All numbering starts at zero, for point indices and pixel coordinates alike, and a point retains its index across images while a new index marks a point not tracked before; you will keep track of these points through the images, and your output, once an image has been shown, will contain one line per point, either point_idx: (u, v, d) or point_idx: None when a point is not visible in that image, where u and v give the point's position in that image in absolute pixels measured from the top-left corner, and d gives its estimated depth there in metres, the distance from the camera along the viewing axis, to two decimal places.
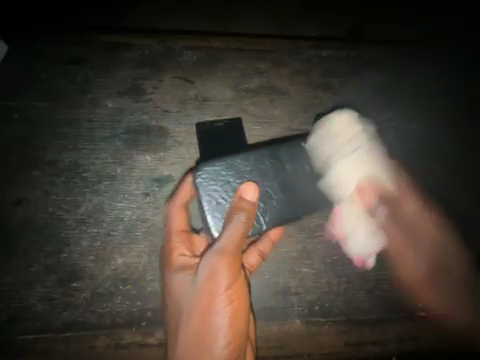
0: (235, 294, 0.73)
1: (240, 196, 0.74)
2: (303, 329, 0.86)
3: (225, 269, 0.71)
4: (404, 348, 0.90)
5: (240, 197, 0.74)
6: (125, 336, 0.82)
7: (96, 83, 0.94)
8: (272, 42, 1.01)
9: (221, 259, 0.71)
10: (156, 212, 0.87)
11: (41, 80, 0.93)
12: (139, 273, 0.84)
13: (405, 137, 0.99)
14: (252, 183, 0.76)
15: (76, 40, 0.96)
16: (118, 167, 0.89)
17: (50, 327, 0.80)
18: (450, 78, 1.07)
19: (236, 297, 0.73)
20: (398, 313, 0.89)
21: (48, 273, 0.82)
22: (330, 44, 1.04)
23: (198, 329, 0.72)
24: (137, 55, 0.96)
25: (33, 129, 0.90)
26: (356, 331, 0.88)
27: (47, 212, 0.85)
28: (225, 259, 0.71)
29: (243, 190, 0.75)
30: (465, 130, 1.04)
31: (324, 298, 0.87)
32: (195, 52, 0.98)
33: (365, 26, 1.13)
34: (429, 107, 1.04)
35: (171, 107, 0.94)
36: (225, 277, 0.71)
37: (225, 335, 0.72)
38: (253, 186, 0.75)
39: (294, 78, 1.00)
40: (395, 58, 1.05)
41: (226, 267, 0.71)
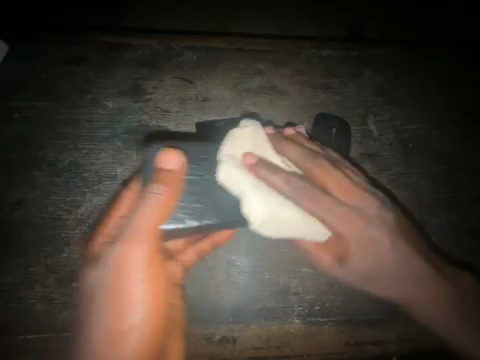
0: (150, 270, 0.70)
1: (157, 170, 0.67)
2: (303, 330, 0.86)
3: (139, 250, 0.67)
4: (405, 348, 0.89)
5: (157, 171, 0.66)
6: None
7: (96, 83, 0.94)
8: (272, 42, 1.02)
9: (137, 241, 0.67)
10: None
11: (41, 80, 0.93)
12: None
13: (405, 138, 1.00)
14: (169, 152, 0.67)
15: (76, 40, 0.96)
16: (118, 167, 0.89)
17: (50, 327, 0.80)
18: (450, 77, 1.07)
19: (148, 271, 0.70)
20: (399, 313, 0.89)
21: (48, 273, 0.82)
22: (330, 44, 1.04)
23: (111, 313, 0.69)
24: (137, 55, 0.96)
25: (33, 129, 0.90)
26: (356, 331, 0.88)
27: (47, 211, 0.85)
28: (143, 240, 0.66)
29: (160, 163, 0.67)
30: (464, 130, 1.04)
31: (324, 298, 0.87)
32: (195, 52, 0.98)
33: (365, 26, 1.13)
34: (429, 107, 1.04)
35: (171, 107, 0.94)
36: (141, 251, 0.67)
37: (142, 318, 0.70)
38: (170, 157, 0.67)
39: (294, 78, 1.00)
40: (394, 58, 1.05)
41: (144, 247, 0.67)
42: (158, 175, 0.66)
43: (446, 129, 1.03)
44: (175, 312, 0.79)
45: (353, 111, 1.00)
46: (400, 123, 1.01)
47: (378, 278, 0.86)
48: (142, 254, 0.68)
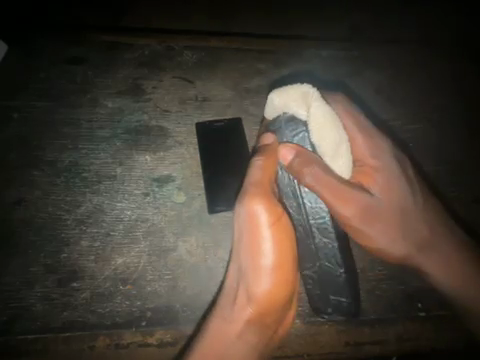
0: (277, 238, 0.65)
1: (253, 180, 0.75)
2: (303, 330, 0.85)
3: (261, 213, 0.63)
4: (405, 348, 0.86)
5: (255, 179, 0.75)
6: (125, 336, 0.78)
7: (96, 83, 0.94)
8: (272, 42, 1.02)
9: (248, 202, 0.63)
10: (156, 212, 0.86)
11: (41, 80, 0.93)
12: (139, 273, 0.83)
13: (406, 137, 0.99)
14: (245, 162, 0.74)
15: (77, 41, 0.97)
16: (118, 167, 0.88)
17: (49, 327, 0.78)
18: (450, 78, 1.08)
19: (278, 241, 0.65)
20: (398, 313, 0.88)
21: (48, 273, 0.81)
22: (330, 44, 1.05)
23: (247, 277, 0.68)
24: (137, 55, 0.97)
25: (34, 129, 0.90)
26: (356, 331, 0.86)
27: (46, 211, 0.85)
28: (259, 200, 0.63)
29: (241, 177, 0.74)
30: (466, 128, 1.04)
31: None
32: (195, 53, 0.99)
33: (365, 26, 1.14)
34: (430, 106, 1.04)
35: (171, 107, 0.94)
36: (261, 214, 0.63)
37: (249, 284, 0.68)
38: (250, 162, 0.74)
39: (294, 77, 1.00)
40: (393, 57, 1.06)
41: (264, 212, 0.63)
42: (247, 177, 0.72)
43: (446, 127, 1.03)
44: (265, 305, 0.69)
45: None
46: (400, 123, 1.00)
47: (421, 244, 0.87)
48: (262, 215, 0.63)
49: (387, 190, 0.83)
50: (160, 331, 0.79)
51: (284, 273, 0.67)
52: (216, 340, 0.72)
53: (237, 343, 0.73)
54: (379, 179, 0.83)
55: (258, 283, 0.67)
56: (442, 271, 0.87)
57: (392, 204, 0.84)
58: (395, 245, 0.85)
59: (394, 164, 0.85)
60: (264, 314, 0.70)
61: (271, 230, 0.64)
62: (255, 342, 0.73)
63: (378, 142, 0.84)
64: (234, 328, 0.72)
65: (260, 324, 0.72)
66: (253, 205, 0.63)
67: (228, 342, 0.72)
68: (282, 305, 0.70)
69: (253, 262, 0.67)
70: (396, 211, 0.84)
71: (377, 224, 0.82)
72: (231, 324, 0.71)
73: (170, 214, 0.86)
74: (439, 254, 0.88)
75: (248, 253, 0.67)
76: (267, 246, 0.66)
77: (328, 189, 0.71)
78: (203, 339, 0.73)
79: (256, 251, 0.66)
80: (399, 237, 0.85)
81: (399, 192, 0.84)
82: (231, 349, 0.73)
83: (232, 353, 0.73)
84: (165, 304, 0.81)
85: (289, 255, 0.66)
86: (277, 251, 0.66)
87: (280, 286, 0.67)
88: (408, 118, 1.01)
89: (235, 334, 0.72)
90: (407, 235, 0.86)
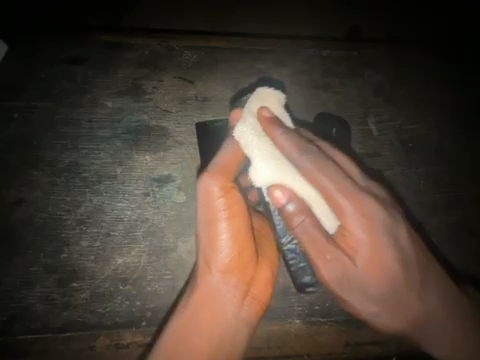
0: (231, 207, 0.68)
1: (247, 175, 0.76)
2: (302, 330, 0.84)
3: (214, 184, 0.67)
4: (404, 348, 0.86)
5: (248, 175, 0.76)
6: (125, 336, 0.78)
7: (96, 83, 0.94)
8: (272, 42, 1.02)
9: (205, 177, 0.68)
10: (156, 212, 0.86)
11: (41, 80, 0.93)
12: (139, 273, 0.83)
13: (406, 137, 0.99)
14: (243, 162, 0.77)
15: (77, 41, 0.97)
16: (118, 167, 0.88)
17: (49, 327, 0.78)
18: (450, 78, 1.08)
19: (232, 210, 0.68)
20: None
21: (48, 273, 0.81)
22: (330, 44, 1.05)
23: (206, 248, 0.69)
24: (137, 55, 0.97)
25: (34, 129, 0.90)
26: (356, 331, 0.86)
27: (47, 212, 0.85)
28: (214, 175, 0.68)
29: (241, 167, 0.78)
30: (465, 128, 1.04)
31: (324, 297, 0.86)
32: (195, 53, 0.99)
33: (365, 26, 1.14)
34: (429, 107, 1.04)
35: (171, 107, 0.94)
36: (214, 185, 0.68)
37: (211, 257, 0.69)
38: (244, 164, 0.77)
39: (294, 77, 1.00)
40: (393, 57, 1.06)
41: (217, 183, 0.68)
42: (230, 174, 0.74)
43: (446, 127, 1.03)
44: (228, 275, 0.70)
45: (353, 110, 0.99)
46: (400, 123, 1.01)
47: (413, 321, 0.68)
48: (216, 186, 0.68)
49: (372, 261, 0.63)
50: (160, 330, 0.80)
51: (241, 239, 0.69)
52: (204, 301, 0.69)
53: (214, 311, 0.69)
54: (363, 251, 0.63)
55: (216, 253, 0.69)
56: (450, 336, 0.69)
57: (376, 282, 0.65)
58: (390, 316, 0.68)
59: (384, 231, 0.63)
60: (231, 270, 0.70)
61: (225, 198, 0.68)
62: (230, 299, 0.70)
63: (366, 202, 0.63)
64: (205, 315, 0.69)
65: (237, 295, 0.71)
66: (208, 179, 0.68)
67: (191, 337, 0.67)
68: (246, 262, 0.71)
69: (210, 234, 0.69)
70: (399, 284, 0.64)
71: (366, 293, 0.67)
72: (200, 291, 0.70)
73: (170, 214, 0.86)
74: (438, 337, 0.70)
75: (204, 225, 0.69)
76: (223, 220, 0.68)
77: (314, 239, 0.68)
78: (173, 324, 0.69)
79: (212, 222, 0.68)
80: (399, 316, 0.68)
81: (392, 269, 0.63)
82: (210, 334, 0.68)
83: (211, 327, 0.68)
84: (165, 304, 0.81)
85: (243, 220, 0.69)
86: (230, 219, 0.68)
87: (237, 248, 0.69)
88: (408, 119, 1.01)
89: (213, 315, 0.69)
90: (396, 316, 0.68)
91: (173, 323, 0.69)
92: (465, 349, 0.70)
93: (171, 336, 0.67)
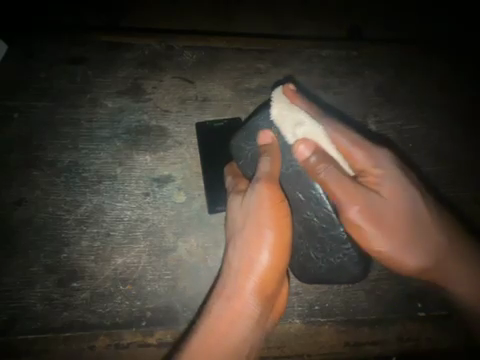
0: (276, 218, 0.68)
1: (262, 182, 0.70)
2: (302, 330, 0.84)
3: (265, 193, 0.69)
4: (404, 347, 0.87)
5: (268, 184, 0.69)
6: (125, 336, 0.79)
7: (95, 83, 0.94)
8: (272, 42, 1.02)
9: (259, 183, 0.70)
10: (156, 212, 0.86)
11: (41, 80, 0.93)
12: (139, 273, 0.83)
13: (405, 138, 0.99)
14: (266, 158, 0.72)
15: (76, 41, 0.97)
16: (118, 167, 0.88)
17: (50, 327, 0.79)
18: (450, 78, 1.08)
19: (277, 222, 0.68)
20: (398, 313, 0.87)
21: (48, 273, 0.81)
22: (330, 43, 1.04)
23: (243, 254, 0.70)
24: (137, 55, 0.97)
25: (34, 129, 0.90)
26: (356, 331, 0.86)
27: (46, 212, 0.85)
28: (267, 183, 0.69)
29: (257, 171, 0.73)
30: (466, 128, 1.04)
31: (324, 298, 0.86)
32: (194, 52, 0.99)
33: (365, 26, 1.14)
34: (430, 107, 1.04)
35: (171, 107, 0.94)
36: (263, 194, 0.69)
37: (254, 269, 0.69)
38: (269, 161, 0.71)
39: (294, 78, 1.00)
40: (394, 57, 1.06)
41: (267, 194, 0.69)
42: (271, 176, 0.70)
43: (446, 127, 1.03)
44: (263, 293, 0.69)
45: (352, 110, 1.00)
46: (400, 124, 1.01)
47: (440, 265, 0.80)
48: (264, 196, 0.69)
49: (397, 196, 0.76)
50: (159, 331, 0.80)
51: (282, 256, 0.69)
52: (232, 316, 0.69)
53: (238, 325, 0.69)
54: (387, 181, 0.75)
55: (254, 261, 0.69)
56: (468, 281, 0.82)
57: (399, 211, 0.75)
58: (404, 255, 0.75)
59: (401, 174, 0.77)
60: (265, 290, 0.69)
61: (272, 209, 0.68)
62: (258, 314, 0.70)
63: (378, 150, 0.77)
64: (238, 324, 0.69)
65: (263, 306, 0.70)
66: (263, 191, 0.69)
67: (228, 335, 0.69)
68: (281, 275, 0.70)
69: (252, 241, 0.69)
70: (412, 226, 0.76)
71: (387, 231, 0.73)
72: (236, 302, 0.69)
73: (170, 214, 0.86)
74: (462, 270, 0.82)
75: (247, 231, 0.70)
76: (264, 231, 0.69)
77: (335, 178, 0.69)
78: (200, 328, 0.71)
79: (259, 231, 0.69)
80: (420, 242, 0.77)
81: (408, 198, 0.76)
82: (231, 340, 0.69)
83: (239, 341, 0.70)
84: (165, 304, 0.82)
85: (287, 232, 0.69)
86: (274, 233, 0.68)
87: (279, 265, 0.69)
88: (409, 118, 1.01)
89: (243, 318, 0.69)
90: (433, 257, 0.78)
91: (198, 335, 0.70)
92: (465, 286, 0.82)
93: (199, 343, 0.69)
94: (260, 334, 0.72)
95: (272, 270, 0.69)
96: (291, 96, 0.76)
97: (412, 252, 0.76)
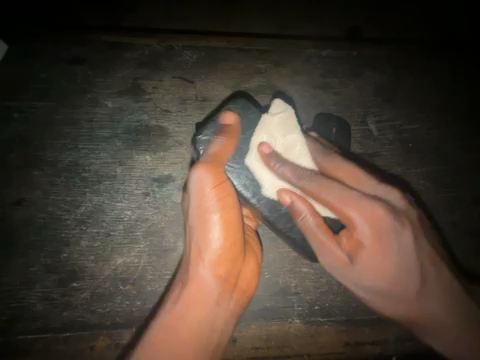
0: (221, 196, 0.68)
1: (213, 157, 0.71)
2: (302, 329, 0.84)
3: (204, 171, 0.68)
4: (404, 348, 0.86)
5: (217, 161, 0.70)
6: (125, 336, 0.79)
7: (96, 83, 0.94)
8: (272, 42, 1.02)
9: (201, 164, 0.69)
10: (156, 212, 0.86)
11: (41, 80, 0.93)
12: (139, 273, 0.83)
13: (405, 138, 0.99)
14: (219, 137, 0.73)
15: (76, 41, 0.97)
16: (118, 167, 0.88)
17: (50, 327, 0.78)
18: (450, 78, 1.08)
19: (222, 200, 0.68)
20: None
21: (48, 273, 0.81)
22: (330, 43, 1.04)
23: (198, 238, 0.69)
24: (137, 55, 0.97)
25: (34, 129, 0.90)
26: (355, 331, 0.86)
27: (47, 212, 0.85)
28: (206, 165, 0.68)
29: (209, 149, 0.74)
30: (465, 128, 1.04)
31: (324, 298, 0.86)
32: (194, 52, 0.99)
33: (365, 26, 1.14)
34: (429, 107, 1.04)
35: (171, 107, 0.94)
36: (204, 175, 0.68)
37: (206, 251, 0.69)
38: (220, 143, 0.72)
39: (294, 77, 1.00)
40: (394, 57, 1.06)
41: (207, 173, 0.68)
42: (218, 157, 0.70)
43: (446, 127, 1.03)
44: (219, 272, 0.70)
45: (353, 110, 0.99)
46: (400, 124, 1.01)
47: (417, 310, 0.73)
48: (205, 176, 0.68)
49: (379, 237, 0.68)
50: None
51: (231, 230, 0.70)
52: (189, 301, 0.69)
53: (200, 308, 0.69)
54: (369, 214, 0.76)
55: (208, 243, 0.69)
56: (452, 314, 0.73)
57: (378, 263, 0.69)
58: (387, 304, 0.73)
59: (392, 218, 0.69)
60: (219, 269, 0.70)
61: (215, 187, 0.68)
62: (217, 295, 0.70)
63: (367, 181, 0.76)
64: (193, 313, 0.68)
65: (220, 285, 0.70)
66: (204, 171, 0.68)
67: (178, 329, 0.67)
68: (237, 253, 0.71)
69: (200, 225, 0.69)
70: (405, 265, 0.69)
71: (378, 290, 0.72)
72: (192, 285, 0.69)
73: (170, 214, 0.86)
74: (449, 328, 0.75)
75: (197, 216, 0.70)
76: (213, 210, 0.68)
77: (315, 230, 0.72)
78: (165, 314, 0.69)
79: (205, 217, 0.69)
80: (397, 301, 0.72)
81: (395, 239, 0.69)
82: (190, 325, 0.67)
83: (202, 326, 0.69)
84: None
85: (235, 209, 0.70)
86: (221, 213, 0.68)
87: (231, 244, 0.70)
88: (409, 118, 1.01)
89: (199, 303, 0.69)
90: (411, 302, 0.72)
91: (163, 318, 0.68)
92: (465, 347, 0.74)
93: (162, 330, 0.67)
94: (224, 318, 0.72)
95: (223, 249, 0.69)
96: (265, 160, 0.73)
97: (388, 302, 0.73)
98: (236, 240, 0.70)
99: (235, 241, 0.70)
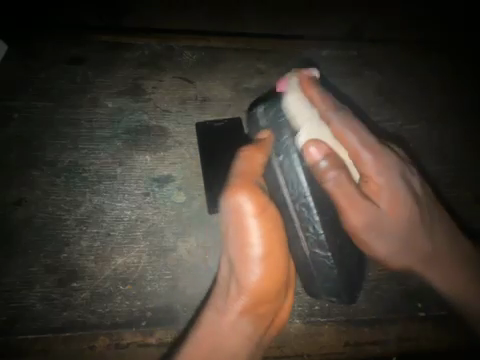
0: (264, 231, 0.66)
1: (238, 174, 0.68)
2: (302, 330, 0.84)
3: (245, 200, 0.64)
4: (405, 348, 0.86)
5: (244, 177, 0.68)
6: (126, 336, 0.78)
7: (96, 83, 0.94)
8: (272, 42, 1.03)
9: (240, 187, 0.65)
10: (156, 212, 0.86)
11: (41, 80, 0.93)
12: (139, 273, 0.83)
13: (406, 137, 0.99)
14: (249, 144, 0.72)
15: (77, 41, 0.98)
16: (118, 167, 0.88)
17: (50, 327, 0.78)
18: (449, 78, 1.08)
19: (266, 235, 0.66)
20: (398, 313, 0.87)
21: (48, 273, 0.81)
22: (329, 44, 1.05)
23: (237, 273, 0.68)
24: (137, 55, 0.97)
25: (34, 129, 0.90)
26: (356, 331, 0.85)
27: (46, 211, 0.85)
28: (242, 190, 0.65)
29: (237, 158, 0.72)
30: (466, 127, 1.04)
31: (324, 298, 0.86)
32: (194, 53, 0.99)
33: (365, 26, 1.14)
34: (429, 106, 1.04)
35: (171, 107, 0.94)
36: (247, 205, 0.64)
37: (248, 287, 0.68)
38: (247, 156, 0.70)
39: None
40: (393, 57, 1.07)
41: (248, 201, 0.64)
42: (246, 174, 0.68)
43: (446, 126, 1.03)
44: (256, 311, 0.70)
45: (356, 107, 0.98)
46: (400, 123, 1.00)
47: (430, 261, 0.81)
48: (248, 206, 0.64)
49: (396, 204, 0.74)
50: (160, 331, 0.79)
51: (273, 266, 0.67)
52: (223, 332, 0.71)
53: (231, 337, 0.71)
54: (386, 195, 0.73)
55: (246, 278, 0.67)
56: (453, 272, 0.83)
57: (400, 219, 0.75)
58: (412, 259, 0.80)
59: (399, 182, 0.75)
60: (255, 306, 0.70)
61: (258, 221, 0.65)
62: (250, 334, 0.71)
63: (386, 157, 0.75)
64: (227, 341, 0.71)
65: (255, 325, 0.71)
66: (237, 198, 0.64)
67: (213, 353, 0.71)
68: (276, 295, 0.69)
69: (242, 260, 0.67)
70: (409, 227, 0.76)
71: (387, 234, 0.74)
72: (226, 319, 0.70)
73: (170, 214, 0.86)
74: (448, 276, 0.84)
75: (237, 250, 0.67)
76: (253, 246, 0.66)
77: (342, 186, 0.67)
78: (198, 333, 0.72)
79: (246, 253, 0.66)
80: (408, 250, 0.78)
81: (405, 201, 0.75)
82: (216, 355, 0.71)
83: (231, 348, 0.71)
84: (165, 304, 0.81)
85: (281, 248, 0.66)
86: (266, 249, 0.66)
87: (271, 282, 0.67)
88: (410, 118, 1.01)
89: (230, 337, 0.71)
90: (421, 257, 0.80)
91: (193, 341, 0.72)
92: (462, 288, 0.84)
93: (190, 351, 0.71)
94: (255, 346, 0.73)
95: (262, 291, 0.68)
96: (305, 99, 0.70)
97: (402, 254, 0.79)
98: (276, 284, 0.68)
99: (275, 284, 0.68)
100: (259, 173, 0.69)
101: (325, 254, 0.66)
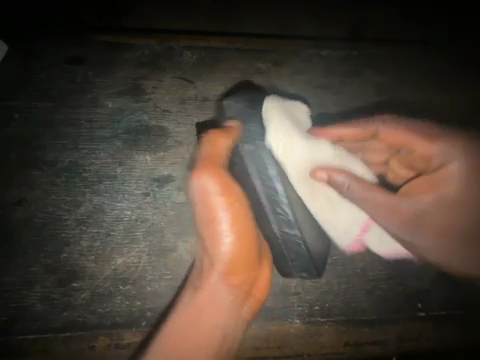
0: (230, 202, 0.65)
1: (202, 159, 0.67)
2: (302, 329, 0.84)
3: (210, 181, 0.64)
4: (404, 348, 0.86)
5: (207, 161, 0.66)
6: (126, 336, 0.79)
7: (96, 83, 0.94)
8: (271, 42, 1.03)
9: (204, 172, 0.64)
10: (156, 213, 0.86)
11: (41, 80, 0.93)
12: (139, 273, 0.83)
13: None
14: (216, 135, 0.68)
15: (77, 41, 0.98)
16: (118, 167, 0.88)
17: (49, 327, 0.78)
18: (449, 78, 1.08)
19: (233, 207, 0.65)
20: (399, 313, 0.87)
21: (48, 273, 0.81)
22: (329, 45, 1.05)
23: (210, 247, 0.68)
24: (137, 55, 0.98)
25: (34, 129, 0.90)
26: (356, 331, 0.85)
27: (46, 211, 0.85)
28: (207, 175, 0.64)
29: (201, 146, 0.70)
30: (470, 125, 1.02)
31: (324, 297, 0.86)
32: (194, 53, 1.00)
33: (365, 26, 1.14)
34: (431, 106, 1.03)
35: (171, 107, 0.94)
36: (212, 186, 0.64)
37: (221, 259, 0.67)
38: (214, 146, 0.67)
39: (294, 77, 1.00)
40: (393, 57, 1.07)
41: (212, 183, 0.64)
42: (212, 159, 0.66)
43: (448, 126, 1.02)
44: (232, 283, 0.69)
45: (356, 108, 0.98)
46: None
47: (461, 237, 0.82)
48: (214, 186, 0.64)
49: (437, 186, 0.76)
50: None
51: (244, 233, 0.66)
52: (203, 306, 0.70)
53: (210, 312, 0.69)
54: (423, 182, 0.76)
55: (220, 251, 0.67)
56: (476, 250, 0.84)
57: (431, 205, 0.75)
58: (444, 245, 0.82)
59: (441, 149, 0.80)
60: (231, 277, 0.69)
61: (224, 197, 0.64)
62: (230, 302, 0.70)
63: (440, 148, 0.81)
64: (208, 317, 0.69)
65: (235, 293, 0.70)
66: (203, 181, 0.64)
67: (197, 329, 0.69)
68: (251, 261, 0.69)
69: (213, 236, 0.67)
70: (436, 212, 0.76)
71: (428, 230, 0.78)
72: (204, 291, 0.69)
73: (170, 214, 0.86)
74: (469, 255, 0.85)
75: (206, 227, 0.67)
76: (224, 221, 0.65)
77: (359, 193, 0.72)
78: (178, 313, 0.71)
79: (215, 227, 0.66)
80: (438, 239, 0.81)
81: (445, 177, 0.76)
82: (198, 330, 0.69)
83: (213, 322, 0.70)
84: (165, 305, 0.81)
85: (245, 214, 0.66)
86: (232, 219, 0.65)
87: (242, 250, 0.67)
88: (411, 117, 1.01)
89: (211, 308, 0.69)
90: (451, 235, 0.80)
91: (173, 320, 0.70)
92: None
93: (172, 329, 0.69)
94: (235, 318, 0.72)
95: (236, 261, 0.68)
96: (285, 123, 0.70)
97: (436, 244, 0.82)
98: (249, 250, 0.68)
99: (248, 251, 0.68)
100: (223, 157, 0.67)
101: (291, 230, 0.69)
